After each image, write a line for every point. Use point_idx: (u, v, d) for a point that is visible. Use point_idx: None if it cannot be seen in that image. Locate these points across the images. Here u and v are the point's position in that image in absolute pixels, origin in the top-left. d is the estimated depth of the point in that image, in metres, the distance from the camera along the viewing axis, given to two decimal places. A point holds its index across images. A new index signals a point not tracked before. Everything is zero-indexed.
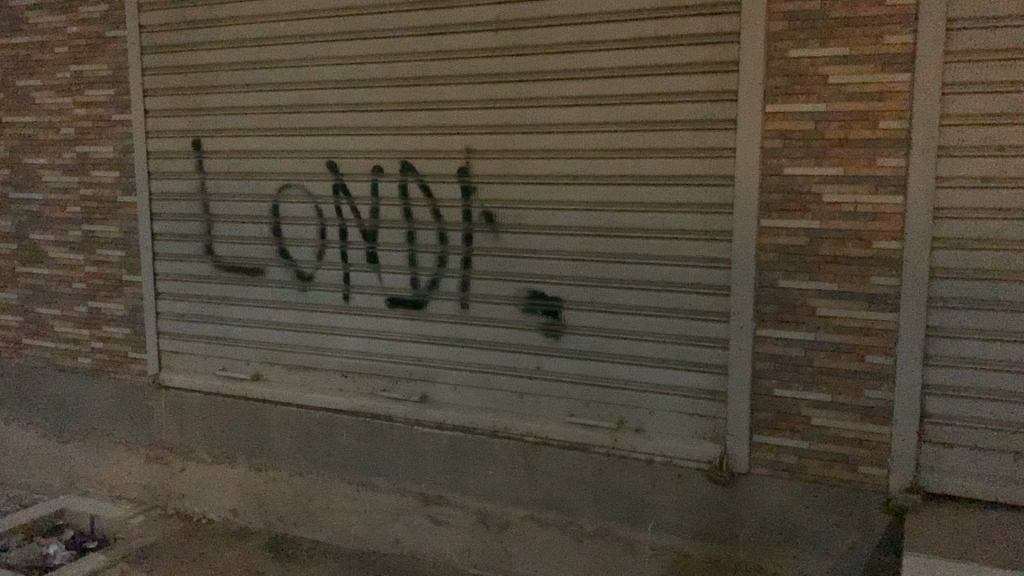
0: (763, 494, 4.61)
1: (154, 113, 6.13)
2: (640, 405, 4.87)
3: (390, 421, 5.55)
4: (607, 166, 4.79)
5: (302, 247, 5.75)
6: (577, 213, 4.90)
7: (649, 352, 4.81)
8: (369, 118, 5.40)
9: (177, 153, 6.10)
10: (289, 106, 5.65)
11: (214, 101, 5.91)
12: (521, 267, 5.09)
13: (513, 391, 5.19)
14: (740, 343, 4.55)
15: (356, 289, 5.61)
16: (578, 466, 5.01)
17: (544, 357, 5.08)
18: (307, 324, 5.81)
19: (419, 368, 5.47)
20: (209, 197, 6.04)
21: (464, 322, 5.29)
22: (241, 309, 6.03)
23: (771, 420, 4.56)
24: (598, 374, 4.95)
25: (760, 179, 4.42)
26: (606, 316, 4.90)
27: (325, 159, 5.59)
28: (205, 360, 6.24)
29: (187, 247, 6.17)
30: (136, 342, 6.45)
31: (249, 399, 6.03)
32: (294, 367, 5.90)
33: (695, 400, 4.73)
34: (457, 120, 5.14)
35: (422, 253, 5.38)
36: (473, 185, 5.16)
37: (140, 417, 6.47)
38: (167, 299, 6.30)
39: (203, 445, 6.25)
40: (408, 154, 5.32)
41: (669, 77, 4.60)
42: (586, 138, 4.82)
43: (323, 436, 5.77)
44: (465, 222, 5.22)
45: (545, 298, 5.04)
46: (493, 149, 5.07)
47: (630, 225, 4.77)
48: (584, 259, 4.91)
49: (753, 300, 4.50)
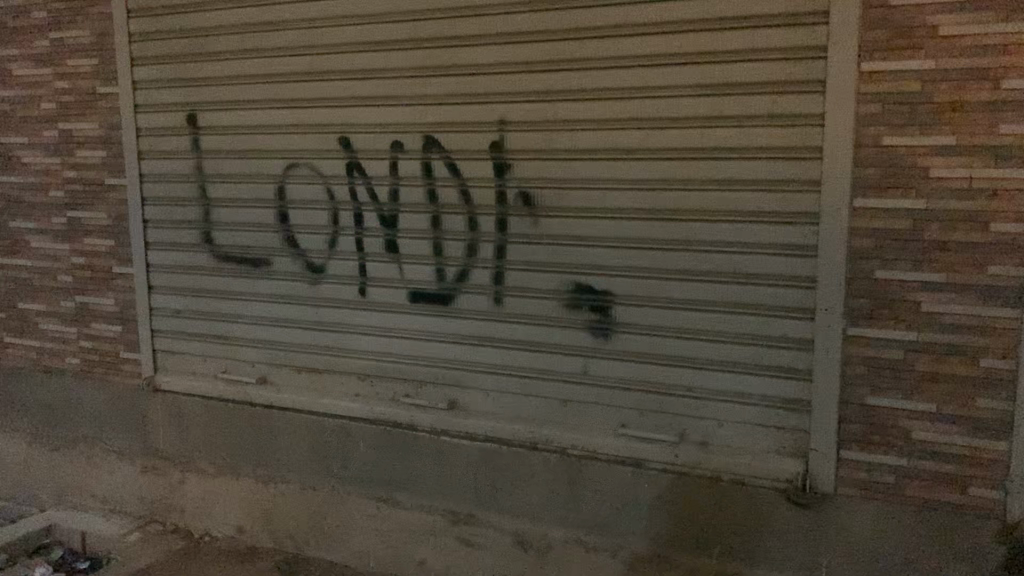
0: (852, 519, 3.95)
1: (144, 85, 5.46)
2: (705, 416, 4.22)
3: (413, 431, 4.90)
4: (667, 139, 4.11)
5: (312, 235, 5.09)
6: (631, 192, 4.22)
7: (717, 353, 4.15)
8: (386, 87, 4.73)
9: (170, 129, 5.43)
10: (295, 74, 4.97)
11: (211, 69, 5.23)
12: (564, 256, 4.42)
13: (555, 398, 4.54)
14: (826, 344, 3.89)
15: (374, 281, 4.95)
16: (632, 485, 4.37)
17: (591, 359, 4.42)
18: (317, 322, 5.16)
19: (446, 371, 4.82)
20: (206, 179, 5.38)
21: (498, 319, 4.63)
22: (244, 304, 5.38)
23: (862, 433, 3.90)
24: (655, 379, 4.29)
25: (853, 151, 3.74)
26: (664, 312, 4.24)
27: (337, 133, 4.91)
28: (205, 361, 5.60)
29: (182, 235, 5.51)
30: (128, 341, 5.81)
31: (254, 404, 5.39)
32: (304, 370, 5.26)
33: (771, 410, 4.09)
34: (489, 87, 4.46)
35: (449, 240, 4.71)
36: (507, 161, 4.48)
37: (134, 423, 5.85)
38: (162, 293, 5.66)
39: (204, 455, 5.62)
40: (431, 127, 4.65)
41: (743, 31, 3.91)
42: (641, 106, 4.14)
43: (338, 447, 5.13)
44: (499, 205, 4.54)
45: (593, 292, 4.38)
46: (532, 120, 4.39)
47: (695, 207, 4.10)
48: (640, 246, 4.24)
49: (844, 295, 3.83)
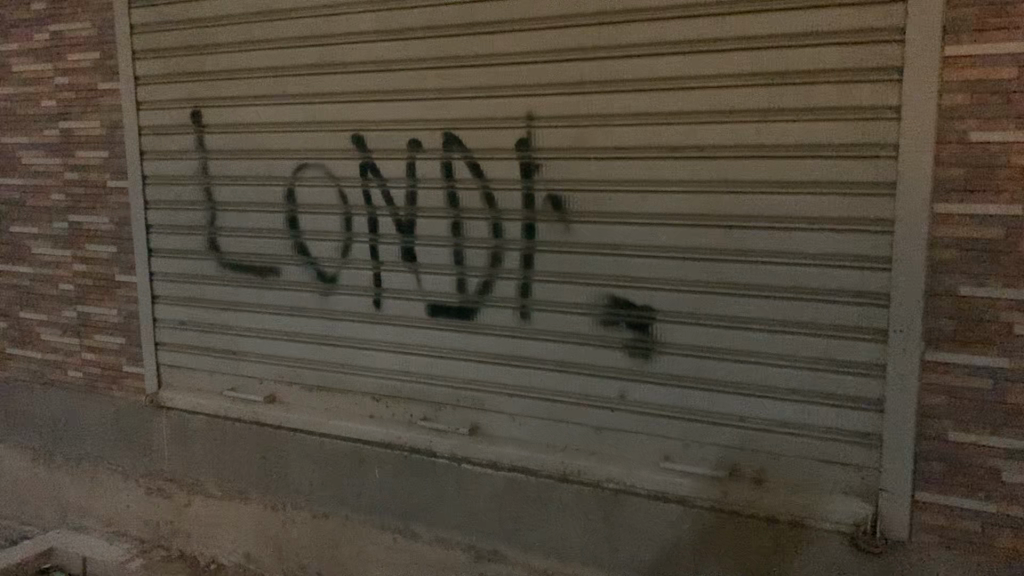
0: (930, 571, 3.44)
1: (146, 81, 5.09)
2: (759, 448, 3.74)
3: (432, 457, 4.46)
4: (717, 135, 3.63)
5: (324, 242, 4.67)
6: (674, 195, 3.74)
7: (773, 378, 3.67)
8: (402, 80, 4.30)
9: (173, 127, 5.05)
10: (305, 66, 4.56)
11: (215, 62, 4.84)
12: (599, 267, 3.95)
13: (588, 425, 4.08)
14: (902, 371, 3.39)
15: (390, 293, 4.53)
16: (676, 523, 3.89)
17: (629, 382, 3.95)
18: (329, 336, 4.75)
19: (468, 393, 4.37)
20: (211, 180, 4.99)
21: (525, 336, 4.18)
22: (251, 316, 4.99)
23: (942, 473, 3.39)
24: (701, 407, 3.81)
25: (935, 149, 3.23)
26: (712, 331, 3.75)
27: (349, 131, 4.49)
28: (211, 376, 5.21)
29: (187, 241, 5.13)
30: (132, 354, 5.45)
31: (262, 424, 4.99)
32: (315, 388, 4.84)
33: (835, 443, 3.59)
34: (515, 78, 4.01)
35: (471, 248, 4.26)
36: (536, 161, 4.02)
37: (138, 442, 5.48)
38: (166, 303, 5.28)
39: (210, 477, 5.23)
40: (451, 124, 4.21)
41: (804, 11, 3.41)
42: (687, 98, 3.66)
43: (351, 473, 4.71)
44: (526, 210, 4.08)
45: (632, 307, 3.91)
46: (562, 115, 3.92)
47: (748, 213, 3.61)
48: (684, 256, 3.76)
49: (922, 315, 3.33)
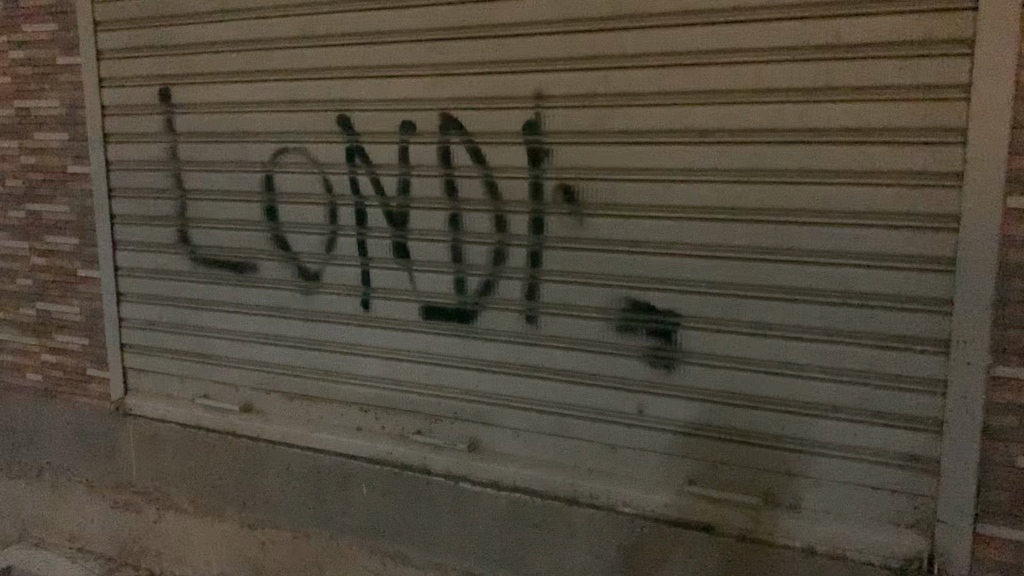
0: None
1: (109, 55, 4.59)
2: (797, 472, 3.32)
3: (426, 475, 4.02)
4: (753, 116, 3.18)
5: (306, 235, 4.21)
6: (704, 186, 3.30)
7: (814, 394, 3.25)
8: (393, 54, 3.83)
9: (140, 107, 4.56)
10: (285, 39, 4.08)
11: (186, 35, 4.35)
12: (615, 266, 3.51)
13: (601, 442, 3.65)
14: (965, 389, 2.99)
15: (379, 292, 4.07)
16: (701, 554, 3.46)
17: (649, 396, 3.52)
18: (312, 339, 4.29)
19: (466, 404, 3.93)
20: (181, 166, 4.50)
21: (531, 342, 3.74)
22: (226, 316, 4.52)
23: (1008, 503, 3.00)
24: (731, 425, 3.39)
25: (1010, 135, 2.81)
26: (745, 340, 3.33)
27: (335, 112, 4.02)
28: (182, 382, 4.75)
29: (154, 233, 4.66)
30: (96, 356, 4.98)
31: (238, 435, 4.53)
32: (297, 397, 4.39)
33: (885, 468, 3.17)
34: (522, 53, 3.55)
35: (470, 244, 3.81)
36: (545, 147, 3.57)
37: (103, 451, 5.02)
38: (132, 301, 4.81)
39: (181, 492, 4.78)
40: (449, 105, 3.74)
41: None
42: (719, 74, 3.21)
43: (336, 490, 4.27)
44: (534, 201, 3.63)
45: (653, 313, 3.47)
46: (575, 94, 3.47)
47: (788, 206, 3.18)
48: (714, 255, 3.32)
49: (990, 326, 2.93)
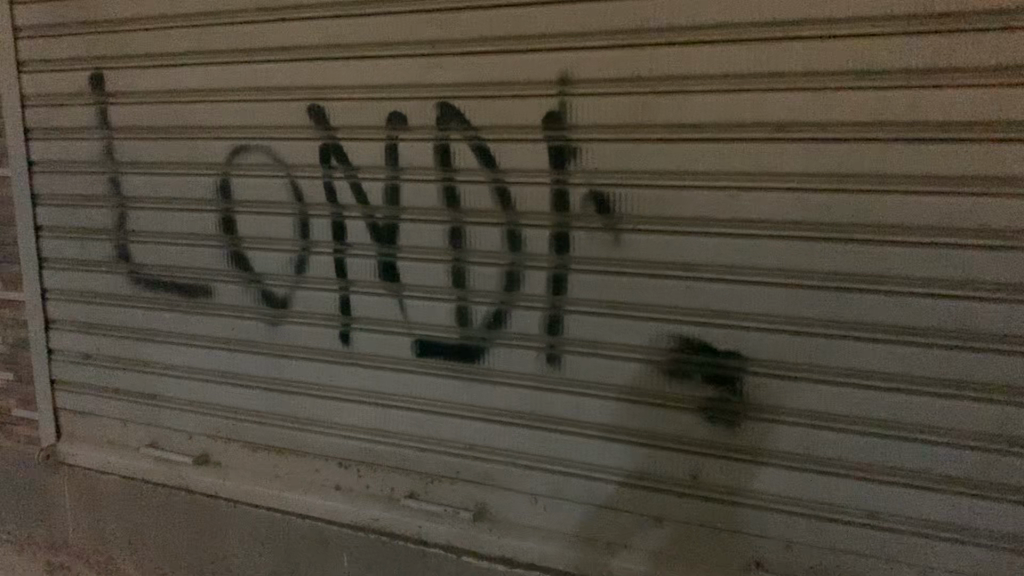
0: None
1: (29, 33, 3.79)
2: (897, 556, 2.64)
3: (420, 548, 3.26)
4: (849, 105, 2.46)
5: (271, 252, 3.44)
6: (780, 195, 2.58)
7: (922, 461, 2.56)
8: (380, 29, 3.06)
9: (67, 96, 3.76)
10: (244, 11, 3.30)
11: (121, 8, 3.55)
12: (661, 296, 2.79)
13: (643, 513, 2.94)
14: None
15: (362, 323, 3.32)
16: None
17: (706, 458, 2.82)
18: (281, 379, 3.53)
19: (473, 462, 3.20)
20: (118, 169, 3.71)
21: (554, 389, 3.01)
22: (177, 349, 3.75)
23: None
24: (812, 496, 2.70)
25: None
26: (833, 391, 2.63)
27: (307, 102, 3.25)
28: (124, 426, 3.97)
29: (87, 250, 3.87)
30: (23, 395, 4.20)
31: (191, 493, 3.76)
32: (264, 448, 3.64)
33: (1014, 556, 2.51)
34: (542, 25, 2.80)
35: (476, 266, 3.07)
36: (572, 145, 2.83)
37: (32, 507, 4.23)
38: (63, 330, 4.02)
39: (123, 557, 4.00)
40: (450, 94, 2.99)
41: None
42: (805, 51, 2.48)
43: (311, 562, 3.50)
44: (557, 213, 2.89)
45: (710, 355, 2.76)
46: (612, 79, 2.74)
47: (892, 221, 2.47)
48: (793, 282, 2.62)
49: None
